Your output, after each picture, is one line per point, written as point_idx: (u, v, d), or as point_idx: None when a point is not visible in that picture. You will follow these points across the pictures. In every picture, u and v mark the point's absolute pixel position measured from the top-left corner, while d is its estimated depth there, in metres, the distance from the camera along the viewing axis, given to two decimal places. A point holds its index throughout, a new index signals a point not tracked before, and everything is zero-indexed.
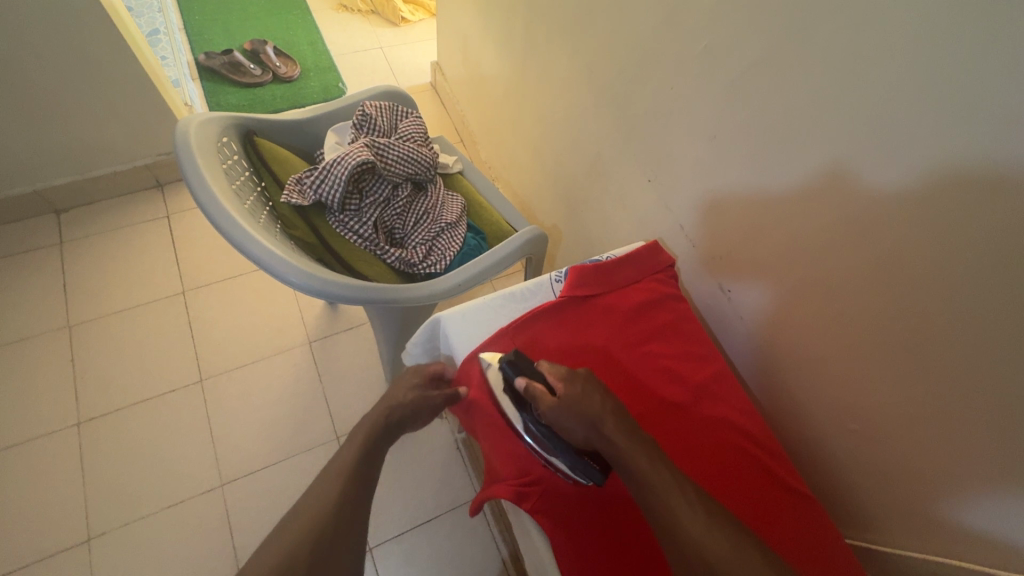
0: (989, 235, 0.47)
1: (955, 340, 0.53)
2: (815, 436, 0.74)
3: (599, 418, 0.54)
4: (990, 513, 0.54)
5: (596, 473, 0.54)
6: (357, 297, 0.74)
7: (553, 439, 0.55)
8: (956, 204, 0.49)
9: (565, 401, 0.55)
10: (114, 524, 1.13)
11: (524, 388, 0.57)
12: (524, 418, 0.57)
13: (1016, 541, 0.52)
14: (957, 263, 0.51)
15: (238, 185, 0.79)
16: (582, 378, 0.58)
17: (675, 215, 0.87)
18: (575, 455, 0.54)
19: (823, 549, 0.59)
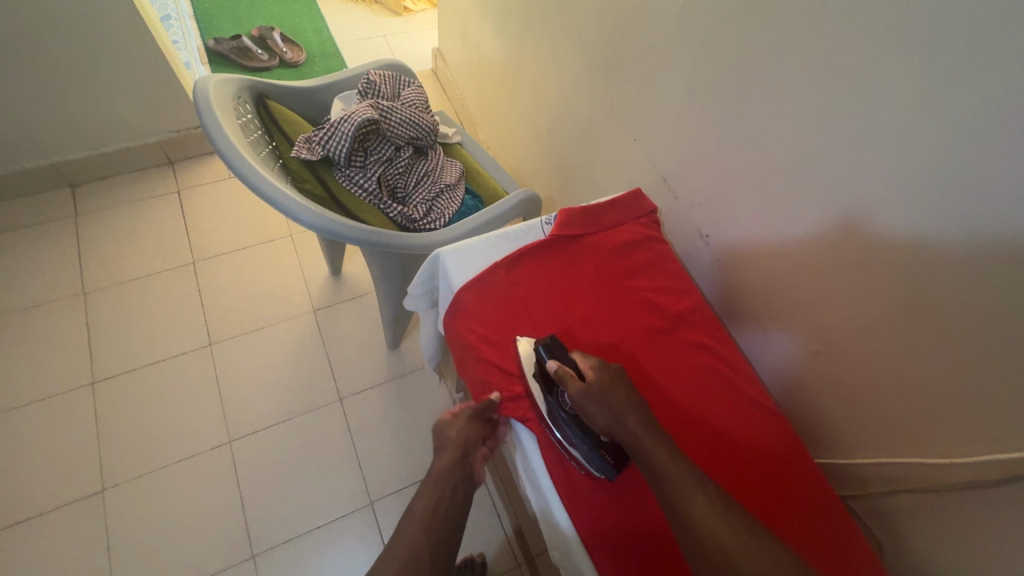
0: (927, 147, 0.54)
1: (902, 251, 0.59)
2: (785, 366, 0.79)
3: (623, 411, 0.57)
4: (935, 407, 0.60)
5: (608, 467, 0.57)
6: (361, 239, 0.80)
7: (576, 425, 0.59)
8: (898, 122, 0.56)
9: (593, 389, 0.57)
10: (127, 476, 1.18)
11: (554, 370, 0.60)
12: (550, 401, 0.60)
13: (954, 428, 0.58)
14: (901, 177, 0.57)
15: (252, 139, 0.86)
16: (612, 371, 0.60)
17: (661, 170, 0.93)
18: (594, 447, 0.58)
19: (780, 455, 0.65)
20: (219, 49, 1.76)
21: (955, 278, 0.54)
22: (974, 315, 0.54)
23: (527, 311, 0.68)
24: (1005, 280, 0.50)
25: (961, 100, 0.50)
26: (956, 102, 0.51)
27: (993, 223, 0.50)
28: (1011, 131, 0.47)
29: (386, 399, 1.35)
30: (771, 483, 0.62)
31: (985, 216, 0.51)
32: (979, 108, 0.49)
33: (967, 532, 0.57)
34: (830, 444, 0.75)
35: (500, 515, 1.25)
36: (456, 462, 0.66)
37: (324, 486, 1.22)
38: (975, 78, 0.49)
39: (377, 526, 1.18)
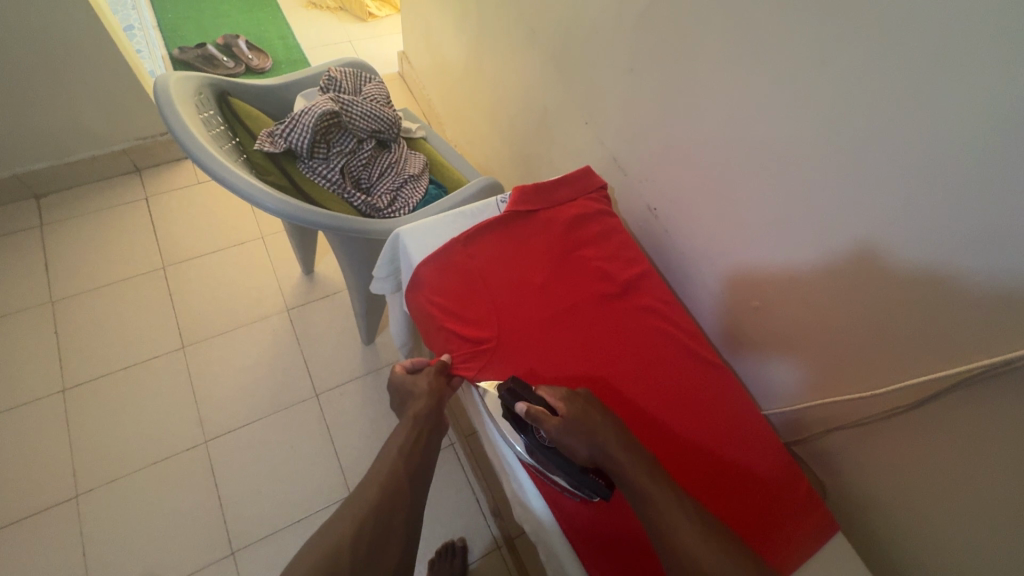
0: (830, 105, 0.60)
1: (821, 204, 0.65)
2: (734, 325, 0.85)
3: (599, 439, 0.57)
4: (858, 345, 0.66)
5: (601, 488, 0.59)
6: (326, 224, 0.83)
7: (557, 458, 0.59)
8: (805, 87, 0.62)
9: (569, 424, 0.58)
10: (102, 480, 1.18)
11: (525, 413, 0.59)
12: (530, 441, 0.61)
13: (875, 361, 0.64)
14: (813, 136, 0.63)
15: (214, 133, 0.88)
16: (581, 400, 0.61)
17: (612, 150, 0.98)
18: (581, 472, 0.59)
19: (727, 407, 0.69)
20: (184, 57, 1.78)
21: (869, 223, 0.60)
22: (885, 254, 0.59)
23: (486, 285, 0.72)
24: (909, 221, 0.56)
25: (858, 60, 0.56)
26: (849, 63, 0.57)
27: (895, 168, 0.56)
28: (897, 85, 0.53)
29: (362, 393, 1.36)
30: (723, 433, 0.67)
31: (888, 163, 0.56)
32: (869, 69, 0.55)
33: (897, 457, 0.64)
34: (778, 394, 0.80)
35: (481, 503, 1.26)
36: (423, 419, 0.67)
37: (303, 480, 1.23)
38: (860, 42, 0.55)
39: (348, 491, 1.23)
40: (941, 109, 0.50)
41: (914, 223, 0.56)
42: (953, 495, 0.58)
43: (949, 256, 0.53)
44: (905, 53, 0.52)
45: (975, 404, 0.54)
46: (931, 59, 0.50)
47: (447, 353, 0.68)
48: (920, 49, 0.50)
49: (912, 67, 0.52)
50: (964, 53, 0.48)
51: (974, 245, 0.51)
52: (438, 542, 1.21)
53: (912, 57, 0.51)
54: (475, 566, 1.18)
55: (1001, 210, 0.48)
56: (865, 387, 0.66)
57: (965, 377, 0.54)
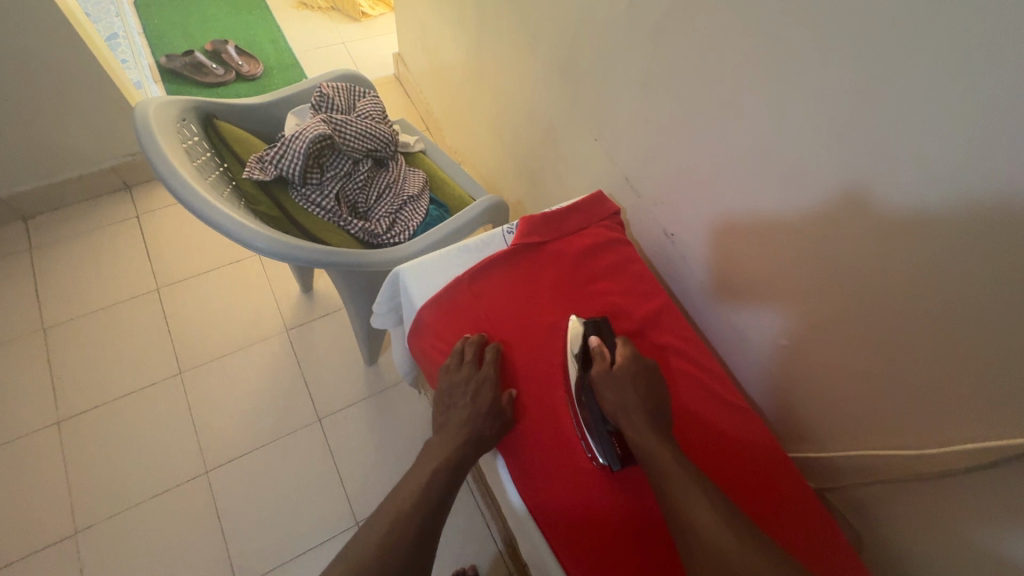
0: (866, 139, 0.54)
1: (857, 245, 0.59)
2: (757, 357, 0.80)
3: (633, 404, 0.58)
4: (900, 396, 0.61)
5: (614, 459, 0.57)
6: (323, 261, 0.77)
7: (592, 403, 0.60)
8: (836, 117, 0.56)
9: (613, 374, 0.60)
10: (100, 516, 1.14)
11: (595, 345, 0.63)
12: (580, 376, 0.62)
13: (920, 415, 0.59)
14: (846, 170, 0.57)
15: (199, 163, 0.83)
16: (642, 364, 0.62)
17: (622, 167, 0.92)
18: (606, 433, 0.58)
19: (757, 461, 0.64)
20: (172, 66, 1.71)
21: (912, 268, 0.54)
22: (932, 307, 0.54)
23: (492, 327, 0.67)
24: (957, 276, 0.51)
25: (903, 93, 0.49)
26: (889, 96, 0.51)
27: (950, 217, 0.49)
28: (943, 122, 0.47)
29: (366, 416, 1.32)
30: (752, 488, 0.62)
31: (946, 208, 0.49)
32: (911, 102, 0.49)
33: (944, 517, 0.59)
34: (809, 435, 0.76)
35: (489, 522, 1.23)
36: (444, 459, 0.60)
37: (307, 510, 1.19)
38: (899, 71, 0.49)
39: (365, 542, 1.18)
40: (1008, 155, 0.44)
41: (971, 278, 0.50)
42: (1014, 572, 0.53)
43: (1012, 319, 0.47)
44: (952, 87, 0.46)
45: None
46: (987, 98, 0.44)
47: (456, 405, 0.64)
48: (970, 84, 0.45)
49: (959, 105, 0.46)
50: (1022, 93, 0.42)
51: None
52: (448, 571, 1.17)
53: (962, 94, 0.45)
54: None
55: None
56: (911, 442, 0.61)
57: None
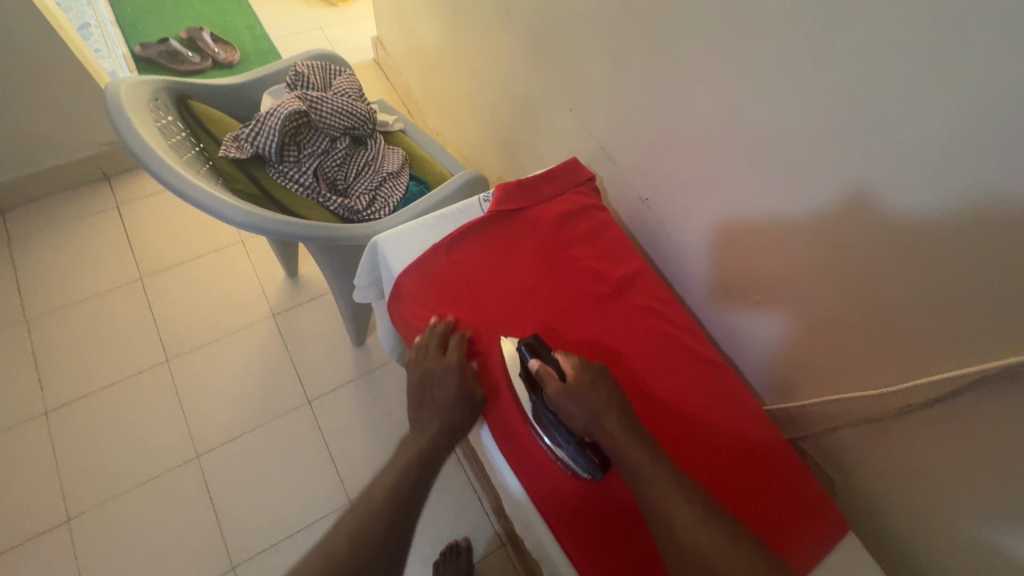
0: (828, 90, 0.55)
1: (822, 197, 0.61)
2: (733, 318, 0.82)
3: (599, 412, 0.55)
4: (866, 342, 0.63)
5: (594, 468, 0.56)
6: (302, 235, 0.77)
7: (556, 424, 0.57)
8: (799, 71, 0.57)
9: (569, 390, 0.56)
10: (93, 503, 1.15)
11: (536, 369, 0.58)
12: (534, 401, 0.59)
13: (884, 358, 0.61)
14: (811, 122, 0.58)
15: (174, 142, 0.82)
16: (594, 369, 0.59)
17: (598, 138, 0.93)
18: (578, 446, 0.56)
19: (730, 412, 0.66)
20: (146, 54, 1.69)
21: (873, 208, 0.56)
22: (893, 250, 0.56)
23: (469, 292, 0.67)
24: (916, 218, 0.52)
25: (859, 41, 0.51)
26: (847, 45, 0.52)
27: (907, 160, 0.51)
28: (898, 68, 0.49)
29: (355, 398, 1.33)
30: (725, 442, 0.63)
31: (900, 152, 0.51)
32: (867, 50, 0.51)
33: (905, 452, 0.62)
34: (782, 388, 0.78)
35: (484, 504, 1.25)
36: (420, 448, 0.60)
37: (299, 490, 1.21)
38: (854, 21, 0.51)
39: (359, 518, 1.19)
40: (954, 94, 0.46)
41: (927, 218, 0.52)
42: (970, 498, 0.56)
43: (961, 254, 0.50)
44: (905, 32, 0.47)
45: (992, 406, 0.51)
46: (936, 42, 0.45)
47: None
48: (920, 29, 0.46)
49: (910, 50, 0.47)
50: (966, 34, 0.43)
51: (992, 242, 0.47)
52: (441, 543, 1.19)
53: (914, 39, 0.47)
54: (479, 563, 1.18)
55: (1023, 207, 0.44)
56: (877, 384, 0.63)
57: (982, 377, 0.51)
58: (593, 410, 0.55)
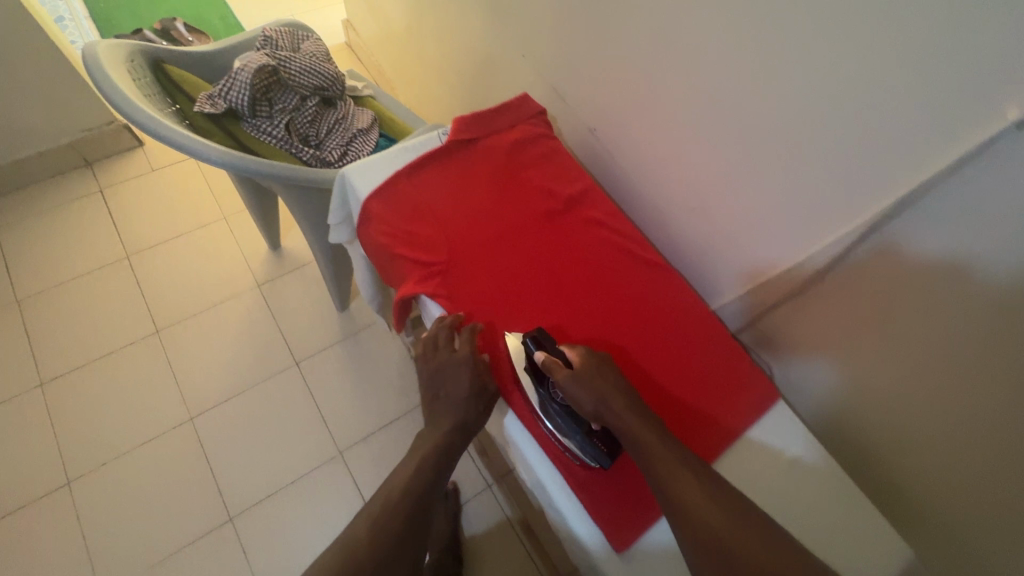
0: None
1: (744, 93, 0.69)
2: (682, 234, 0.89)
3: (607, 396, 0.59)
4: (789, 221, 0.71)
5: (602, 456, 0.60)
6: (273, 174, 0.84)
7: (566, 414, 0.61)
8: None
9: (577, 376, 0.60)
10: (92, 465, 1.20)
11: (542, 361, 0.62)
12: (541, 393, 0.62)
13: (807, 231, 0.70)
14: (730, 25, 0.66)
15: (150, 99, 0.89)
16: (597, 357, 0.63)
17: (553, 82, 1.00)
18: (586, 435, 0.60)
19: (671, 305, 0.73)
20: None
21: (785, 91, 0.64)
22: (801, 125, 0.64)
23: (432, 212, 0.74)
24: (819, 92, 0.61)
25: None
26: None
27: (809, 41, 0.59)
28: None
29: (342, 359, 1.38)
30: (665, 332, 0.71)
31: (805, 35, 0.59)
32: None
33: (826, 307, 0.71)
34: (726, 289, 0.86)
35: (496, 494, 1.25)
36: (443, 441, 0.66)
37: (292, 445, 1.26)
38: None
39: (351, 469, 1.25)
40: None
41: (829, 90, 0.60)
42: (882, 339, 0.66)
43: (863, 112, 0.58)
44: None
45: (894, 243, 0.61)
46: None
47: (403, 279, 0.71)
48: None
49: None
50: None
51: (884, 94, 0.55)
52: None
53: None
54: (475, 538, 1.20)
55: (905, 58, 0.52)
56: (798, 255, 0.72)
57: (885, 216, 0.60)
58: (602, 393, 0.59)
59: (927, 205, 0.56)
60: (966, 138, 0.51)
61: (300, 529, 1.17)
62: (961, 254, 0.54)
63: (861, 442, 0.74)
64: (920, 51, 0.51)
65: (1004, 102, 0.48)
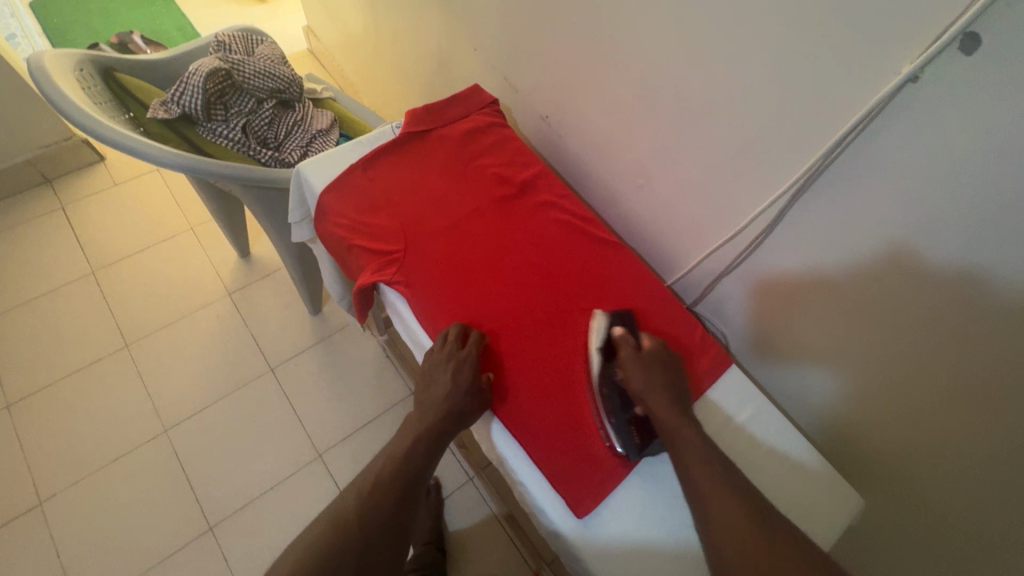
0: None
1: (677, 72, 0.71)
2: (635, 215, 0.92)
3: (657, 386, 0.61)
4: (724, 192, 0.74)
5: (632, 445, 0.62)
6: (229, 175, 0.85)
7: (617, 394, 0.63)
8: None
9: (640, 359, 0.63)
10: (65, 484, 1.18)
11: (618, 335, 0.66)
12: (603, 368, 0.65)
13: (741, 202, 0.73)
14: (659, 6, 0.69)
15: (101, 106, 0.88)
16: (665, 355, 0.66)
17: (505, 74, 1.02)
18: (625, 420, 0.62)
19: (624, 279, 0.75)
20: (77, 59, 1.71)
21: (712, 67, 0.67)
22: (730, 94, 0.67)
23: (386, 201, 0.76)
24: (742, 65, 0.63)
25: None
26: None
27: (728, 17, 0.62)
28: None
29: (317, 361, 1.38)
30: (620, 306, 0.73)
31: (725, 12, 0.62)
32: None
33: (772, 269, 0.75)
34: (681, 265, 0.89)
35: (478, 487, 1.27)
36: (424, 436, 0.63)
37: (271, 450, 1.26)
38: None
39: (331, 470, 1.24)
40: None
41: (750, 63, 0.63)
42: (818, 295, 0.70)
43: (780, 83, 0.61)
44: None
45: (822, 200, 0.64)
46: None
47: (362, 268, 0.72)
48: None
49: None
50: None
51: (797, 62, 0.58)
52: None
53: None
54: (462, 531, 1.20)
55: (811, 28, 0.55)
56: (737, 225, 0.75)
57: (811, 176, 0.63)
58: (651, 382, 0.61)
59: (846, 161, 0.59)
60: (870, 98, 0.54)
61: (282, 532, 1.17)
62: (881, 203, 0.58)
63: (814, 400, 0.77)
64: (824, 19, 0.54)
65: (898, 60, 0.51)
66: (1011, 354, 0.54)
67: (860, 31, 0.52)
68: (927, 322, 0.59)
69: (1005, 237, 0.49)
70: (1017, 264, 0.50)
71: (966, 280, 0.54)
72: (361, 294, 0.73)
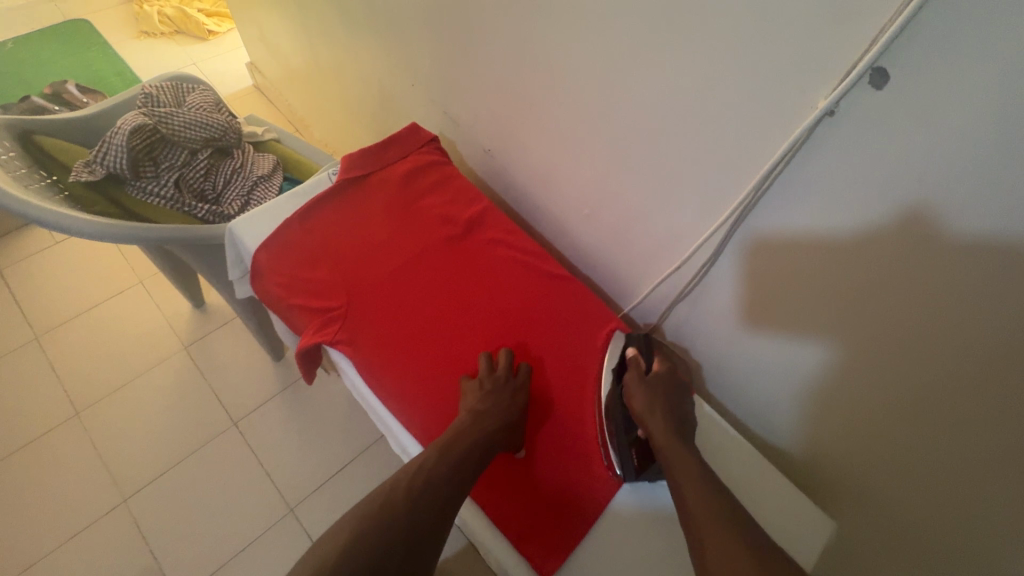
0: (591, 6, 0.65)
1: (612, 103, 0.71)
2: (588, 242, 0.91)
3: (656, 405, 0.61)
4: (670, 221, 0.74)
5: (631, 467, 0.62)
6: (160, 237, 0.81)
7: (623, 414, 0.64)
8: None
9: (647, 380, 0.64)
10: (16, 569, 1.10)
11: (632, 355, 0.67)
12: (614, 389, 0.66)
13: (687, 229, 0.73)
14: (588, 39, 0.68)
15: (17, 174, 0.83)
16: (676, 382, 0.65)
17: (447, 107, 1.00)
18: (627, 442, 0.62)
19: (578, 313, 0.73)
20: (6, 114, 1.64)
21: (645, 99, 0.67)
22: (664, 123, 0.66)
23: (323, 254, 0.73)
24: (672, 97, 0.63)
25: None
26: None
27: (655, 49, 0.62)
28: None
29: (283, 410, 1.33)
30: (575, 343, 0.71)
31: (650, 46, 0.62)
32: None
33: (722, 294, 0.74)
34: (638, 290, 0.88)
35: None
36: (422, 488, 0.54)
37: (239, 508, 1.20)
38: None
39: (303, 522, 1.19)
40: None
41: (680, 95, 0.63)
42: (767, 318, 0.70)
43: (709, 116, 0.61)
44: None
45: (758, 227, 0.64)
46: None
47: (304, 327, 0.70)
48: None
49: None
50: None
51: (724, 93, 0.58)
52: None
53: None
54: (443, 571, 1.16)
55: (734, 59, 0.55)
56: (684, 251, 0.75)
57: (745, 207, 0.63)
58: (650, 403, 0.61)
59: (776, 192, 0.60)
60: (792, 128, 0.54)
61: None
62: (813, 228, 0.58)
63: (779, 417, 0.77)
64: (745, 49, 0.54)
65: (814, 93, 0.51)
66: (952, 369, 0.54)
67: (778, 62, 0.52)
68: (871, 340, 0.60)
69: (928, 260, 0.50)
70: (939, 285, 0.51)
71: (898, 300, 0.55)
72: (304, 354, 0.70)
